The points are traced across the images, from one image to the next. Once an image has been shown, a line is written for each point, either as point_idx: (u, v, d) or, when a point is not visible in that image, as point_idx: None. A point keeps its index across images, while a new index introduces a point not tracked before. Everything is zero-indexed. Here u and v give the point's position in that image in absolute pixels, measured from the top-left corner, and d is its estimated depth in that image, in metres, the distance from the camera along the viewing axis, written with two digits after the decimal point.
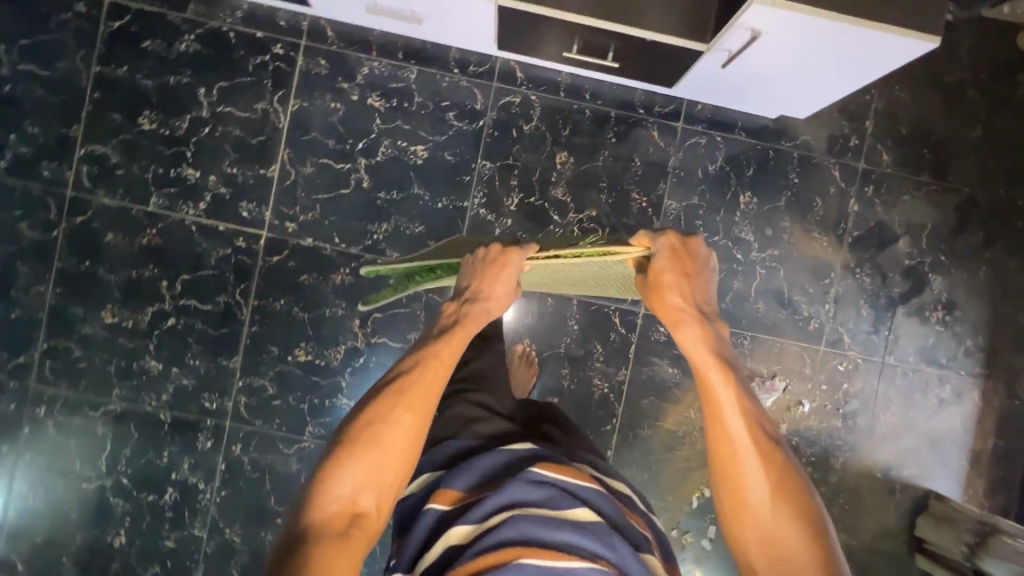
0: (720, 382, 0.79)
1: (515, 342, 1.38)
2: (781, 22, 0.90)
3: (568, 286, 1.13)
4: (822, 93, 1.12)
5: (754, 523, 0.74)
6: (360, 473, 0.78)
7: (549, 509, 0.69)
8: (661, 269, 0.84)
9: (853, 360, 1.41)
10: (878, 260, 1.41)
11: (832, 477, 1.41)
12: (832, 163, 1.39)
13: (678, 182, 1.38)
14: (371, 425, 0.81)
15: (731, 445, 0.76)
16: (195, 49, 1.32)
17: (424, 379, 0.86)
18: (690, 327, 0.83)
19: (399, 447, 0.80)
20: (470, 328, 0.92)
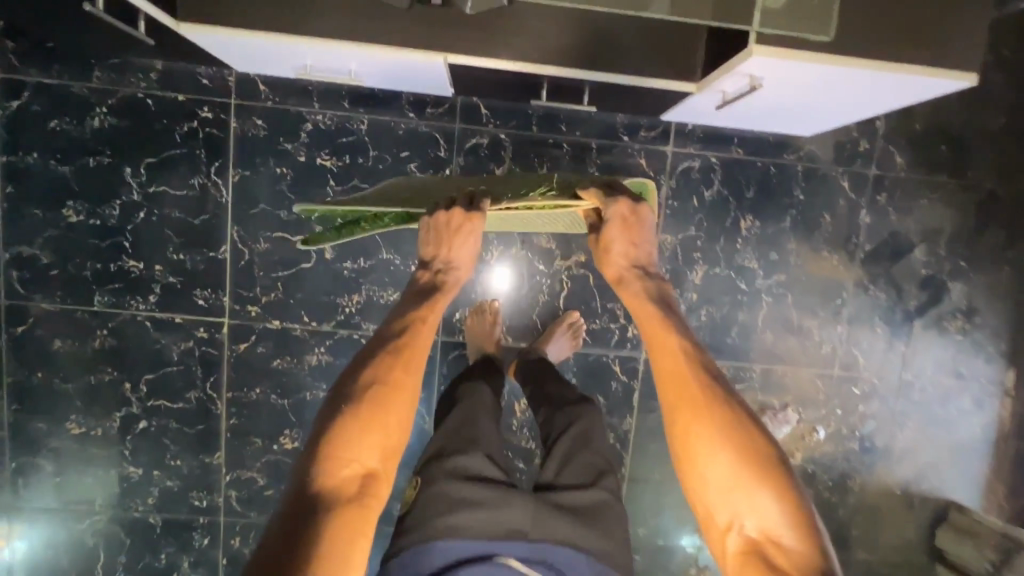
0: (658, 326, 0.71)
1: (568, 311, 1.27)
2: (785, 72, 0.76)
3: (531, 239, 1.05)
4: (833, 116, 0.98)
5: (703, 472, 0.64)
6: (362, 435, 0.65)
7: None
8: (608, 230, 0.77)
9: (867, 380, 1.34)
10: (893, 273, 1.30)
11: (850, 498, 1.38)
12: (839, 172, 1.27)
13: (672, 213, 1.25)
14: (372, 386, 0.68)
15: (674, 386, 0.67)
16: (112, 123, 1.16)
17: (421, 339, 0.73)
18: (627, 280, 0.76)
19: (402, 410, 0.68)
20: (450, 295, 0.77)
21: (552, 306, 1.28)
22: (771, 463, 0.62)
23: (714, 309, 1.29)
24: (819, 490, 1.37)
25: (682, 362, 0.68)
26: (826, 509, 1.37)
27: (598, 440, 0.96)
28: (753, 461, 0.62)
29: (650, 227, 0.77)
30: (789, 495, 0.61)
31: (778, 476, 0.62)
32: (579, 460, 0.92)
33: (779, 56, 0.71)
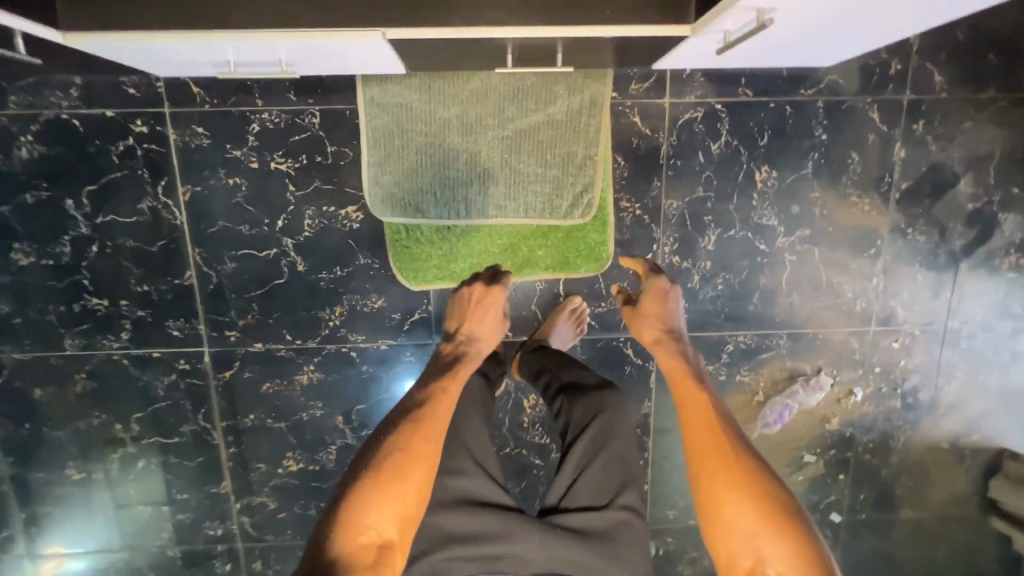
0: (687, 383, 0.85)
1: (568, 295, 1.15)
2: (802, 2, 0.60)
3: (521, 134, 1.05)
4: (856, 43, 0.81)
5: (728, 516, 0.69)
6: (381, 503, 0.66)
7: None
8: (645, 301, 0.98)
9: (908, 333, 1.21)
10: (934, 211, 1.15)
11: (894, 457, 1.29)
12: (866, 103, 1.09)
13: (676, 175, 1.10)
14: (390, 453, 0.71)
15: (701, 436, 0.77)
16: (41, 151, 1.04)
17: (440, 411, 0.77)
18: (660, 343, 0.93)
19: (422, 478, 0.70)
20: (469, 366, 0.87)
21: (552, 293, 1.15)
22: (791, 512, 0.67)
23: (731, 276, 1.16)
24: (859, 453, 1.28)
25: (708, 411, 0.80)
26: (867, 471, 1.29)
27: (616, 442, 0.85)
28: (773, 509, 0.67)
29: (678, 305, 0.97)
30: (807, 539, 0.65)
31: (798, 522, 0.66)
32: (601, 477, 0.83)
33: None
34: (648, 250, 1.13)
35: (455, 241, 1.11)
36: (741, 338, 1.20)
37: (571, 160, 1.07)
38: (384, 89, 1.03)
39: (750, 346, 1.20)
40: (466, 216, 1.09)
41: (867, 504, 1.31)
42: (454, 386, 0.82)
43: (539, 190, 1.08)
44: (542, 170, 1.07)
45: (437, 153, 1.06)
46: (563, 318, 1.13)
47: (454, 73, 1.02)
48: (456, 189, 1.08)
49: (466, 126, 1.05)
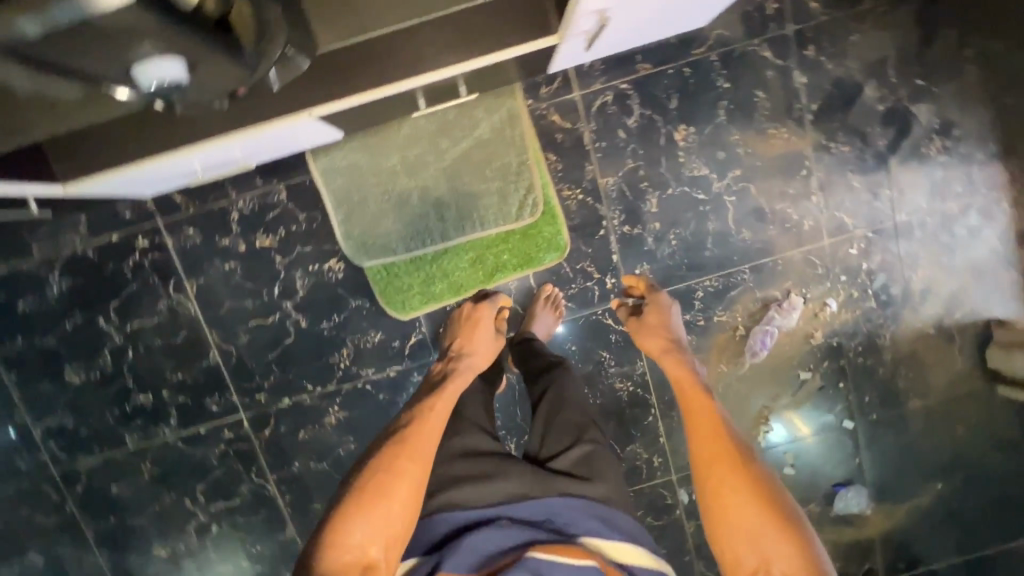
0: (693, 396, 0.90)
1: (540, 285, 1.27)
2: None
3: (457, 159, 1.19)
4: (706, 8, 0.93)
5: (734, 516, 0.72)
6: (365, 522, 0.69)
7: None
8: (651, 315, 1.09)
9: (862, 237, 1.29)
10: (850, 121, 1.23)
11: (886, 354, 1.35)
12: (756, 45, 1.19)
13: (604, 155, 1.22)
14: (374, 472, 0.74)
15: (707, 439, 0.82)
16: (68, 284, 1.22)
17: (424, 431, 0.80)
18: (666, 353, 1.02)
19: (406, 497, 0.72)
20: (460, 379, 0.93)
21: (527, 287, 1.27)
22: (794, 519, 0.71)
23: (682, 229, 1.26)
24: (851, 358, 1.35)
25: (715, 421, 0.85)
26: (863, 373, 1.36)
27: (577, 398, 0.94)
28: (772, 507, 0.72)
29: (677, 321, 1.09)
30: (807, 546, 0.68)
31: (800, 531, 0.70)
32: (563, 424, 0.89)
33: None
34: (600, 226, 1.24)
35: (429, 266, 1.23)
36: (707, 283, 1.29)
37: (505, 169, 1.20)
38: (331, 154, 1.18)
39: (718, 287, 1.29)
40: (432, 242, 1.22)
41: (874, 403, 1.38)
42: (438, 408, 0.85)
43: (486, 202, 1.21)
44: (485, 185, 1.20)
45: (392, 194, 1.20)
46: (541, 307, 1.24)
47: (387, 125, 1.16)
48: (418, 224, 1.21)
49: (410, 167, 1.19)
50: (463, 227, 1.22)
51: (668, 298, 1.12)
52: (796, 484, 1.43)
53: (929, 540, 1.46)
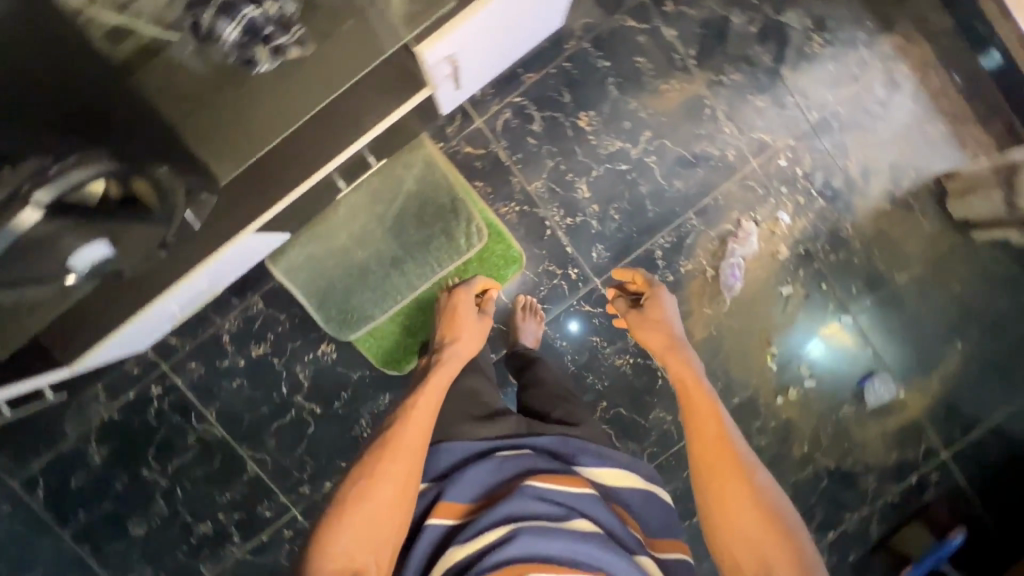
0: (694, 393, 0.87)
1: (514, 296, 1.34)
2: (458, 37, 0.87)
3: (396, 215, 1.29)
4: (547, 13, 1.05)
5: (734, 518, 0.73)
6: (354, 531, 0.69)
7: (550, 521, 0.66)
8: (651, 310, 1.06)
9: (785, 147, 1.35)
10: (730, 52, 1.31)
11: (855, 241, 1.39)
12: (619, 19, 1.29)
13: (524, 164, 1.31)
14: (360, 475, 0.75)
15: (715, 443, 0.79)
16: (106, 449, 1.33)
17: (407, 430, 0.79)
18: (668, 350, 0.98)
19: (391, 500, 0.72)
20: (447, 369, 0.95)
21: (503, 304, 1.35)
22: (792, 527, 0.72)
23: (619, 202, 1.33)
24: (824, 258, 1.39)
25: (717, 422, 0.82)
26: (841, 267, 1.40)
27: (556, 377, 1.06)
28: (777, 522, 0.72)
29: (675, 313, 1.07)
30: (804, 554, 0.70)
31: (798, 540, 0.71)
32: (550, 390, 1.00)
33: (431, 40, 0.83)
34: (546, 227, 1.33)
35: (409, 318, 1.32)
36: (662, 241, 1.35)
37: (442, 208, 1.29)
38: (285, 254, 1.28)
39: (674, 241, 1.35)
40: (403, 296, 1.31)
41: (863, 291, 1.41)
42: (420, 405, 0.84)
43: (436, 243, 1.30)
44: (429, 230, 1.29)
45: (353, 267, 1.30)
46: (521, 316, 1.31)
47: (326, 212, 1.27)
48: (385, 285, 1.31)
49: (360, 238, 1.29)
50: (426, 272, 1.30)
51: (665, 293, 1.09)
52: (822, 393, 1.45)
53: (972, 399, 1.46)
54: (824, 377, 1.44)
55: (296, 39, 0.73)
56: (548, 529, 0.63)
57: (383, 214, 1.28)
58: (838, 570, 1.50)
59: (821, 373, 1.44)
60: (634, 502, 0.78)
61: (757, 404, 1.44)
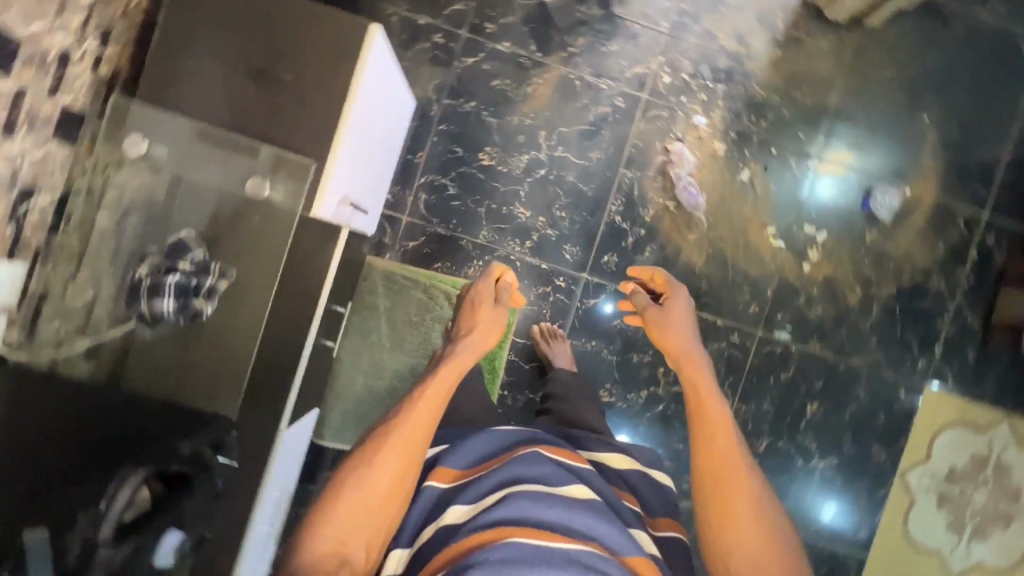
0: (712, 412, 0.83)
1: (538, 324, 1.39)
2: (340, 181, 0.92)
3: (388, 331, 1.35)
4: (398, 112, 1.15)
5: (737, 544, 0.74)
6: (348, 517, 0.73)
7: (545, 485, 0.74)
8: (666, 314, 0.97)
9: (660, 64, 1.40)
10: (563, 24, 1.38)
11: (772, 97, 1.41)
12: (458, 63, 1.37)
13: (461, 223, 1.38)
14: (355, 463, 0.77)
15: (719, 457, 0.79)
16: None
17: (413, 421, 0.80)
18: (684, 357, 0.90)
19: (388, 491, 0.75)
20: (462, 361, 0.90)
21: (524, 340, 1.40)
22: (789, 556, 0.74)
23: (558, 201, 1.39)
24: (756, 127, 1.41)
25: (731, 446, 0.80)
26: (777, 125, 1.41)
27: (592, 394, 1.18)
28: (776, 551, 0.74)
29: (687, 310, 0.99)
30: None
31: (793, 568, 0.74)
32: (580, 399, 1.13)
33: (319, 201, 0.88)
34: (513, 260, 1.39)
35: None
36: (614, 207, 1.40)
37: (420, 301, 1.35)
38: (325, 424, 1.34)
39: (624, 200, 1.39)
40: None
41: (810, 131, 1.42)
42: (428, 395, 0.83)
43: (433, 331, 1.36)
44: (422, 326, 1.35)
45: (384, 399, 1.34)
46: (548, 342, 1.35)
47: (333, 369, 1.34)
48: None
49: (372, 371, 1.34)
50: None
51: (676, 292, 1.00)
52: (839, 236, 1.44)
53: (970, 154, 1.45)
54: (830, 221, 1.44)
55: (217, 274, 0.88)
56: (543, 491, 0.73)
57: (377, 339, 1.35)
58: (964, 373, 1.46)
59: (825, 220, 1.43)
60: (634, 479, 0.88)
61: (791, 283, 1.44)
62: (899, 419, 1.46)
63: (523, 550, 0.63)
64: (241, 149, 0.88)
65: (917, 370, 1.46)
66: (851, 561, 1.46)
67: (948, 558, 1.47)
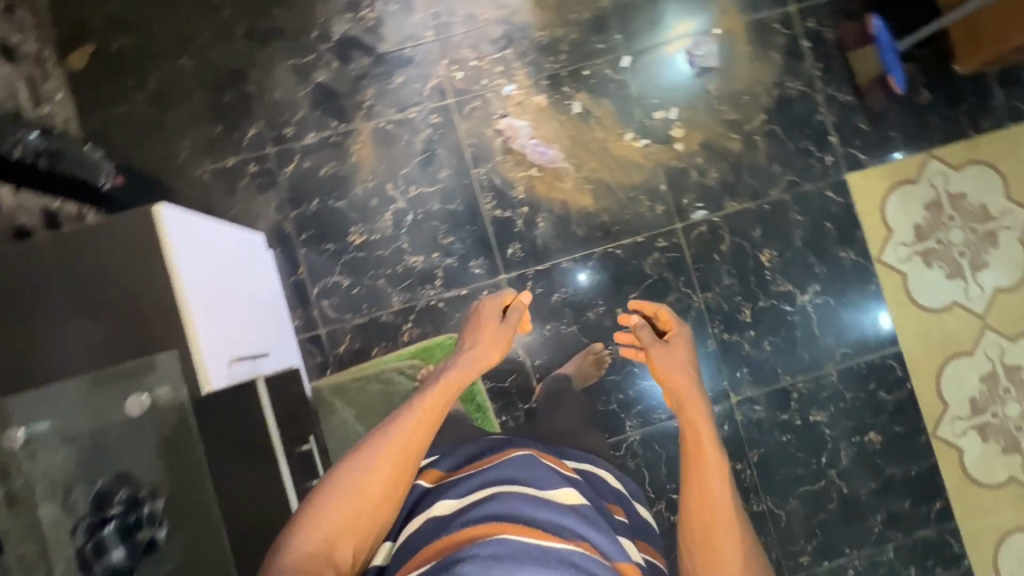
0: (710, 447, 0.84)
1: (592, 343, 1.42)
2: (219, 347, 0.94)
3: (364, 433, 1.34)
4: (251, 252, 1.20)
5: None
6: (338, 519, 0.76)
7: (533, 488, 0.78)
8: (669, 354, 1.02)
9: (447, 67, 1.43)
10: (346, 89, 1.42)
11: (557, 32, 1.45)
12: (282, 176, 1.40)
13: (372, 303, 1.40)
14: (351, 469, 0.80)
15: (711, 502, 0.79)
16: None
17: (414, 430, 0.84)
18: (687, 390, 0.93)
19: (382, 493, 0.79)
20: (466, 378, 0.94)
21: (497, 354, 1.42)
22: None
23: (440, 231, 1.41)
24: (560, 64, 1.45)
25: (720, 486, 0.81)
26: (575, 51, 1.45)
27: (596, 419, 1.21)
28: None
29: (687, 349, 1.04)
30: None
31: None
32: (561, 416, 1.18)
33: (205, 377, 0.89)
34: (436, 304, 1.40)
35: None
36: (488, 204, 1.42)
37: (377, 390, 1.35)
38: None
39: (493, 195, 1.42)
40: None
41: (605, 37, 1.46)
42: (431, 408, 0.87)
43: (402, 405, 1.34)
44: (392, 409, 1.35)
45: None
46: (588, 360, 1.38)
47: None
48: None
49: None
50: None
51: (679, 331, 1.07)
52: (689, 104, 1.47)
53: None
54: (673, 98, 1.46)
55: (150, 497, 0.90)
56: (534, 495, 0.76)
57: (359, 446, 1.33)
58: (871, 143, 1.48)
59: (668, 100, 1.46)
60: (615, 494, 0.96)
61: (676, 167, 1.45)
62: (845, 216, 1.47)
63: (513, 545, 0.65)
64: (138, 368, 0.88)
65: (831, 167, 1.47)
66: (888, 359, 1.45)
67: (968, 303, 1.46)
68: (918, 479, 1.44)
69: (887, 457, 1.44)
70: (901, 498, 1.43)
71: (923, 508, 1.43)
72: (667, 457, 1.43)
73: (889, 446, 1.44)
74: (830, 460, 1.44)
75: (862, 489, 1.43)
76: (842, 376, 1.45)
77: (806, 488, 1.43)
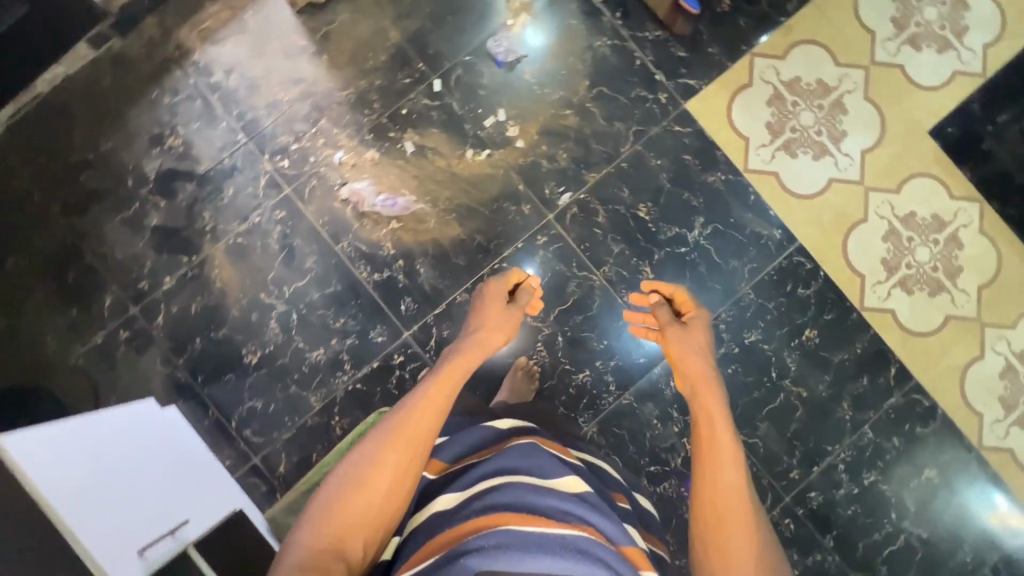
0: (722, 432, 0.85)
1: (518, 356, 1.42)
2: (121, 545, 0.91)
3: None
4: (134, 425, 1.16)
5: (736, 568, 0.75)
6: (347, 515, 0.72)
7: (539, 476, 0.76)
8: (685, 337, 1.02)
9: (271, 161, 1.41)
10: (184, 221, 1.39)
11: (361, 86, 1.44)
12: (156, 330, 1.37)
13: (293, 412, 1.37)
14: (361, 461, 0.76)
15: (720, 491, 0.80)
16: None
17: (424, 421, 0.80)
18: (703, 374, 0.94)
19: (388, 488, 0.75)
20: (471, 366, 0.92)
21: None
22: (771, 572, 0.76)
23: (328, 317, 1.39)
24: (378, 115, 1.43)
25: (732, 472, 0.82)
26: (386, 96, 1.44)
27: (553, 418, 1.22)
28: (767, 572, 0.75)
29: (705, 331, 1.05)
30: None
31: None
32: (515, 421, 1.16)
33: None
34: (354, 387, 1.38)
35: None
36: (364, 273, 1.40)
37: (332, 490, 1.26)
38: None
39: (365, 262, 1.40)
40: None
41: (409, 72, 1.45)
42: (439, 397, 0.84)
43: None
44: None
45: None
46: (521, 373, 1.39)
47: None
48: None
49: None
50: None
51: (696, 312, 1.08)
52: (513, 102, 1.46)
53: None
54: (496, 103, 1.46)
55: None
56: (541, 483, 0.74)
57: None
58: (696, 67, 1.49)
59: (492, 107, 1.46)
60: (616, 481, 0.96)
61: (525, 164, 1.45)
62: (700, 143, 1.48)
63: (517, 536, 0.64)
64: None
65: (668, 103, 1.48)
66: (794, 256, 1.47)
67: (844, 174, 1.49)
68: (866, 352, 1.46)
69: (830, 345, 1.46)
70: (858, 376, 1.45)
71: (881, 377, 1.46)
72: (632, 434, 1.41)
73: (828, 335, 1.46)
74: (780, 370, 1.45)
75: (820, 384, 1.45)
76: (758, 289, 1.46)
77: (769, 404, 1.44)
